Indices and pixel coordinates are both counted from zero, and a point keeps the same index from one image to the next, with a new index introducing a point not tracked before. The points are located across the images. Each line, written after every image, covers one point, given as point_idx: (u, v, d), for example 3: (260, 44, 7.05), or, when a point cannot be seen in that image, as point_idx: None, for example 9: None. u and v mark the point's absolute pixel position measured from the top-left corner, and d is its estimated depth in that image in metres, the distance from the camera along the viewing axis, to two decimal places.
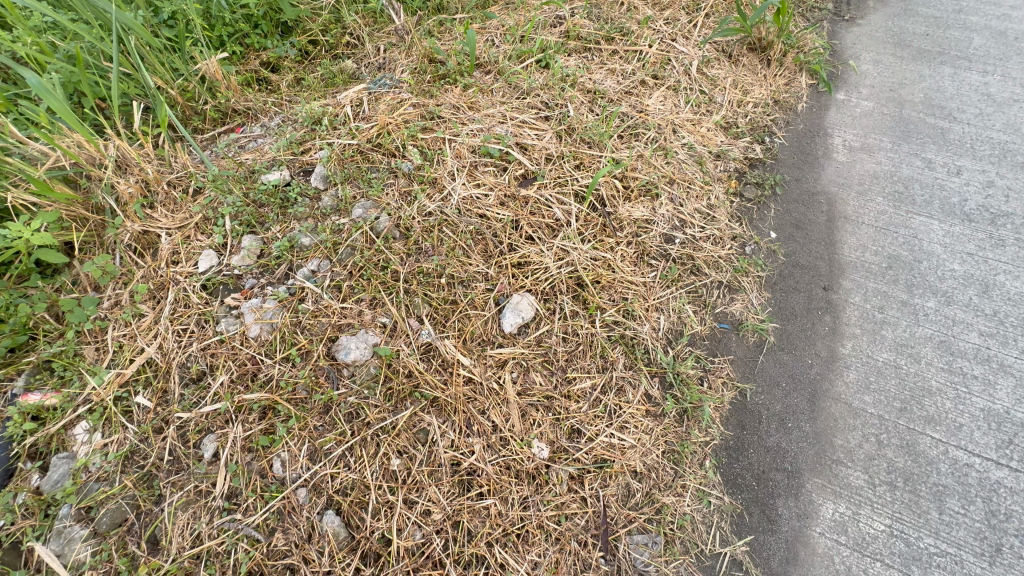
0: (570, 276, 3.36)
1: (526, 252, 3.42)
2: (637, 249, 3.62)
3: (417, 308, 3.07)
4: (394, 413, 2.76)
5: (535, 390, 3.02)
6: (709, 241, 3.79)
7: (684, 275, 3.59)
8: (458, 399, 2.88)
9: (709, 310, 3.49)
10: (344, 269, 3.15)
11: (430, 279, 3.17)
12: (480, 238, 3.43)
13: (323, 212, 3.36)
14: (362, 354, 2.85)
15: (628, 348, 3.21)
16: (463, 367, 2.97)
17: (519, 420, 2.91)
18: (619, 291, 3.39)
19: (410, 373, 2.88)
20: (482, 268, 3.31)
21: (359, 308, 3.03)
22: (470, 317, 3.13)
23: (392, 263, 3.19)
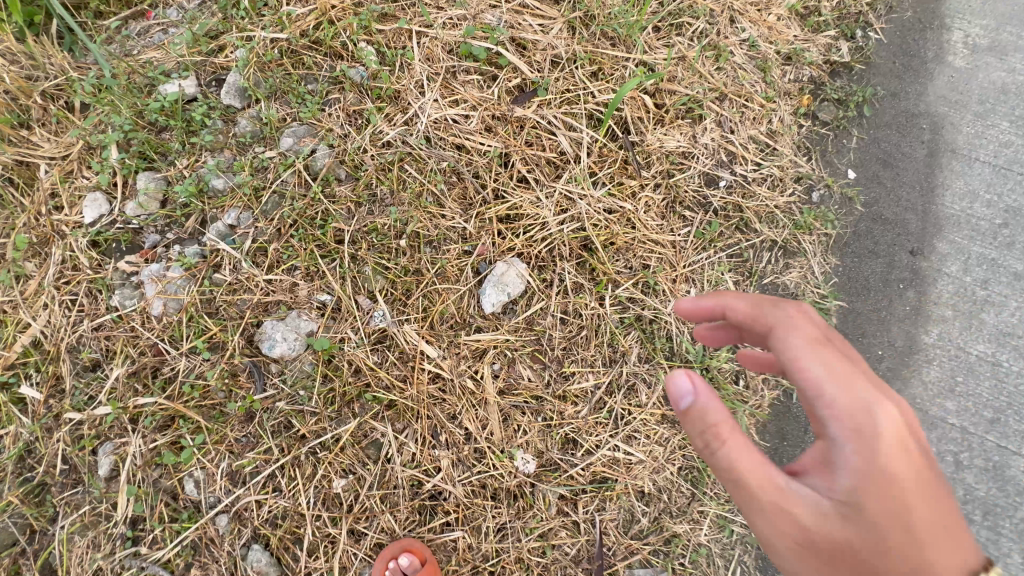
0: (575, 236, 2.53)
1: (518, 201, 2.55)
2: (666, 197, 2.73)
3: (369, 283, 2.33)
4: (336, 424, 2.17)
5: (521, 387, 2.36)
6: (765, 183, 2.83)
7: (726, 232, 2.72)
8: (421, 402, 2.25)
9: (754, 282, 2.68)
10: (270, 226, 2.35)
11: (386, 242, 2.38)
12: (456, 180, 2.54)
13: (242, 143, 2.47)
14: (292, 348, 2.18)
15: (645, 335, 2.47)
16: (429, 361, 2.30)
17: (499, 428, 2.30)
18: (638, 257, 2.57)
19: (358, 370, 2.23)
20: (458, 224, 2.48)
21: (289, 282, 2.29)
22: (440, 293, 2.38)
23: (333, 219, 2.38)
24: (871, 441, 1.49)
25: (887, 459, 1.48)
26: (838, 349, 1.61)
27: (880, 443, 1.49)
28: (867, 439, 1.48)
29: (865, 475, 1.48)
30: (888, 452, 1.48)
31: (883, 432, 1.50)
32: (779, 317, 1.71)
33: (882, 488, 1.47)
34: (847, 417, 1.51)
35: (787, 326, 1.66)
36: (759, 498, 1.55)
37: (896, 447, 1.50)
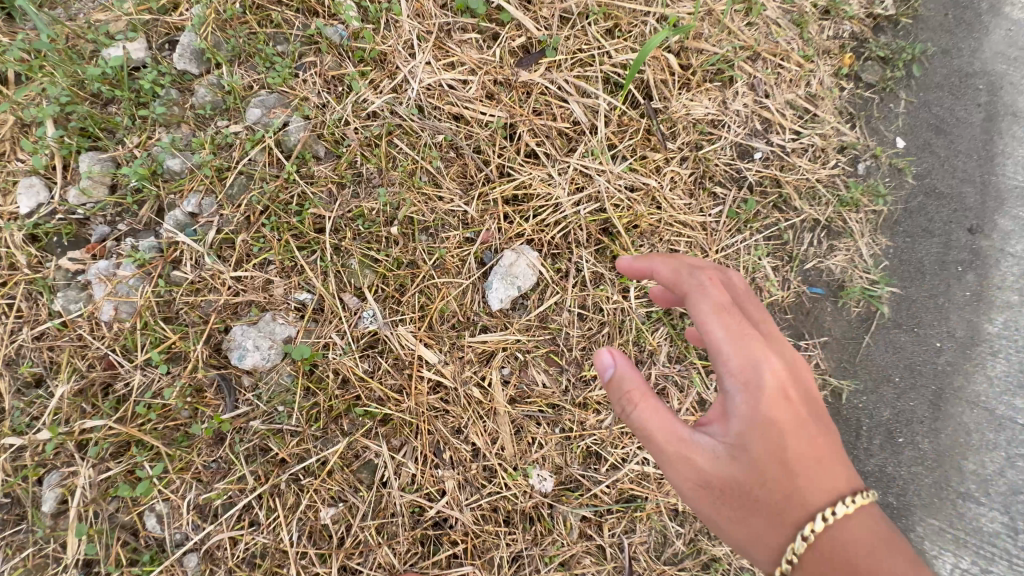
0: (593, 218, 2.19)
1: (526, 179, 2.21)
2: (694, 172, 2.39)
3: (355, 278, 1.99)
4: (321, 445, 1.86)
5: (535, 394, 2.06)
6: (805, 154, 2.49)
7: (763, 211, 2.39)
8: (420, 416, 1.95)
9: (796, 267, 2.36)
10: (237, 214, 1.99)
11: (374, 230, 2.04)
12: (454, 157, 2.20)
13: (201, 117, 2.09)
14: (267, 359, 1.85)
15: (676, 331, 2.15)
16: (429, 368, 1.99)
17: (511, 442, 2.01)
18: (665, 241, 2.27)
19: (346, 381, 1.92)
20: (457, 207, 2.15)
21: (262, 279, 1.95)
22: (439, 288, 2.06)
23: (311, 204, 2.03)
24: (761, 397, 1.45)
25: (774, 412, 1.46)
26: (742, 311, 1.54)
27: (767, 397, 1.46)
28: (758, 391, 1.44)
29: (751, 428, 1.45)
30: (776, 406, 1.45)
31: (768, 385, 1.46)
32: (686, 278, 1.61)
33: (768, 438, 1.45)
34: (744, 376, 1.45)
35: (694, 290, 1.57)
36: (659, 452, 1.52)
37: (781, 399, 1.48)
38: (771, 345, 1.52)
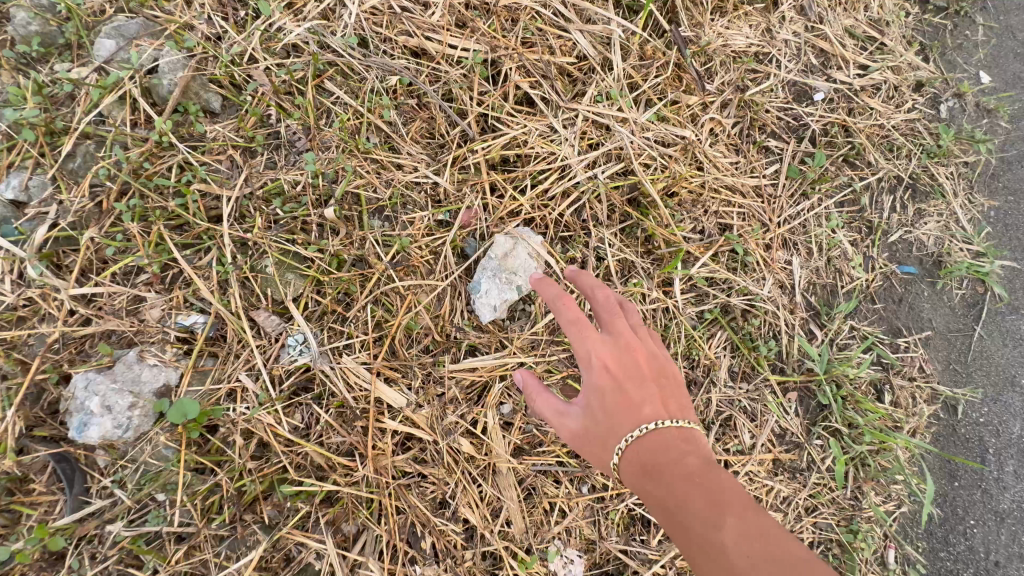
0: (617, 185, 1.56)
1: (519, 134, 1.57)
2: (739, 122, 1.80)
3: (273, 289, 1.32)
4: (227, 551, 1.20)
5: (550, 440, 1.44)
6: (878, 94, 1.91)
7: (832, 169, 1.81)
8: (383, 490, 1.31)
9: (879, 241, 1.78)
10: (81, 199, 1.28)
11: (299, 214, 1.36)
12: (416, 107, 1.54)
13: (22, 55, 1.34)
14: (130, 427, 1.15)
15: (739, 336, 1.55)
16: (393, 415, 1.34)
17: (520, 513, 1.39)
18: (712, 214, 1.65)
19: (266, 445, 1.27)
20: (423, 178, 1.50)
21: (125, 297, 1.27)
22: (402, 296, 1.41)
23: (198, 180, 1.33)
24: (603, 376, 1.15)
25: (627, 393, 1.14)
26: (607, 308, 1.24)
27: (614, 378, 1.15)
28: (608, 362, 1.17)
29: (597, 409, 1.14)
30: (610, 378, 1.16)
31: (611, 363, 1.17)
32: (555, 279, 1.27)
33: (621, 416, 1.12)
34: (586, 354, 1.18)
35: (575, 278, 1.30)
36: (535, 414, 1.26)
37: (627, 374, 1.16)
38: (612, 321, 1.22)
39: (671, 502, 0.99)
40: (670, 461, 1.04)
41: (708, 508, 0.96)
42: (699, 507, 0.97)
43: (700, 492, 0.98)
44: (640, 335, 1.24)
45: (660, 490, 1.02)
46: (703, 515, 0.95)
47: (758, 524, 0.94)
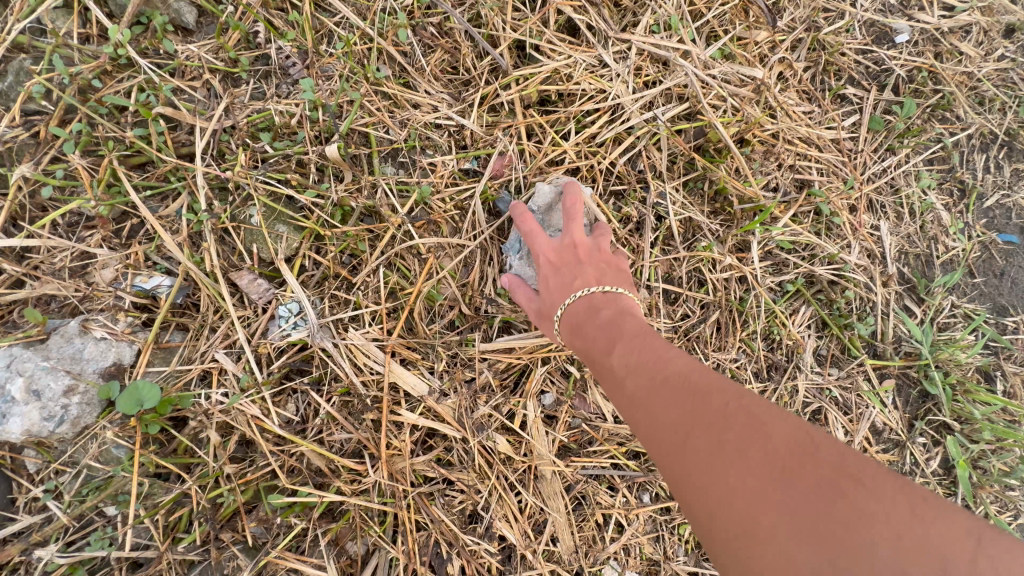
0: (679, 129, 1.30)
1: (562, 67, 1.29)
2: (811, 66, 1.52)
3: (261, 247, 1.04)
4: None
5: (603, 437, 1.17)
6: (966, 37, 1.64)
7: (919, 122, 1.55)
8: (398, 502, 1.03)
9: (974, 205, 1.53)
10: (10, 125, 0.99)
11: (293, 151, 1.08)
12: (436, 32, 1.25)
13: None
14: (64, 420, 0.86)
15: (826, 313, 1.29)
16: (410, 406, 1.07)
17: (569, 528, 1.12)
18: (789, 168, 1.38)
19: (250, 443, 0.99)
20: (445, 118, 1.22)
21: (68, 253, 0.98)
22: (421, 259, 1.14)
23: (163, 106, 1.05)
24: (545, 272, 1.05)
25: (566, 283, 1.01)
26: (575, 213, 1.09)
27: (556, 273, 1.03)
28: (557, 256, 1.05)
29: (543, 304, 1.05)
30: (551, 271, 1.04)
31: (555, 261, 1.05)
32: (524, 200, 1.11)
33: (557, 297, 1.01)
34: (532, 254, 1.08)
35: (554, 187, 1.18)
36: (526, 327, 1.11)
37: (569, 269, 1.03)
38: (567, 223, 1.08)
39: (587, 347, 0.90)
40: (589, 315, 0.94)
41: (609, 339, 0.86)
42: (601, 341, 0.87)
43: (608, 332, 0.88)
44: (597, 239, 1.10)
45: (580, 344, 0.93)
46: (602, 347, 0.86)
47: (660, 345, 0.80)
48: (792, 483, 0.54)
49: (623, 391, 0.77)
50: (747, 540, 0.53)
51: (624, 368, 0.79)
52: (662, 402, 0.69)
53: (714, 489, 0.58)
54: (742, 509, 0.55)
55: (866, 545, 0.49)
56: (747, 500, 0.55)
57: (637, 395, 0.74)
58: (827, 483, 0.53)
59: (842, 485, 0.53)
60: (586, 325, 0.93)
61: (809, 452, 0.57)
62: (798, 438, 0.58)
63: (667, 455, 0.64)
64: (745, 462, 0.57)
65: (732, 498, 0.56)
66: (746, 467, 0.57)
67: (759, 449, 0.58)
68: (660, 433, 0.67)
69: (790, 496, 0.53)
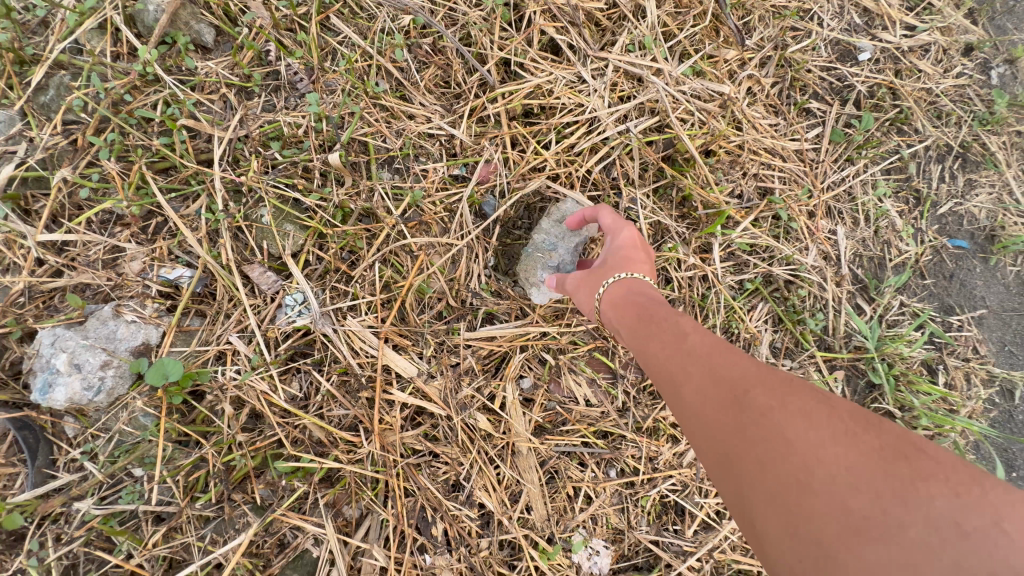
0: (650, 140, 1.43)
1: (544, 83, 1.42)
2: (778, 82, 1.64)
3: (272, 244, 1.18)
4: (213, 535, 1.06)
5: (574, 418, 1.30)
6: (926, 56, 1.76)
7: (878, 135, 1.67)
8: (389, 470, 1.16)
9: (928, 212, 1.65)
10: (52, 134, 1.12)
11: (300, 158, 1.21)
12: (430, 50, 1.38)
13: None
14: (99, 389, 1.00)
15: (781, 309, 1.43)
16: (402, 387, 1.20)
17: (542, 498, 1.25)
18: (753, 177, 1.51)
19: (259, 416, 1.12)
20: (437, 129, 1.35)
21: (101, 247, 1.11)
22: (413, 256, 1.26)
23: (186, 117, 1.18)
24: (625, 244, 1.10)
25: (642, 260, 1.07)
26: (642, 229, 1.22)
27: (636, 250, 1.09)
28: (636, 239, 1.12)
29: (604, 271, 1.07)
30: (631, 248, 1.09)
31: (637, 242, 1.11)
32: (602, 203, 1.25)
33: (628, 263, 1.05)
34: (611, 229, 1.15)
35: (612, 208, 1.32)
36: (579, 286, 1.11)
37: (645, 253, 1.10)
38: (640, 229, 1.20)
39: (642, 309, 0.93)
40: (648, 290, 0.99)
41: (667, 309, 0.90)
42: (655, 309, 0.91)
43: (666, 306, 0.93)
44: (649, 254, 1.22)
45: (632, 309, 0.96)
46: (662, 311, 0.90)
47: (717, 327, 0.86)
48: (854, 443, 0.61)
49: (677, 352, 0.81)
50: (801, 487, 0.60)
51: (685, 331, 0.83)
52: (724, 367, 0.74)
53: (774, 442, 0.63)
54: (802, 462, 0.61)
55: (919, 499, 0.56)
56: (809, 455, 0.61)
57: (701, 355, 0.78)
58: (888, 450, 0.61)
59: (904, 450, 0.61)
60: (645, 294, 0.97)
61: (870, 424, 0.64)
62: (859, 412, 0.66)
63: (724, 411, 0.69)
64: (808, 423, 0.64)
65: (796, 452, 0.62)
66: (808, 424, 0.64)
67: (823, 415, 0.65)
68: (718, 391, 0.72)
69: (849, 452, 0.61)
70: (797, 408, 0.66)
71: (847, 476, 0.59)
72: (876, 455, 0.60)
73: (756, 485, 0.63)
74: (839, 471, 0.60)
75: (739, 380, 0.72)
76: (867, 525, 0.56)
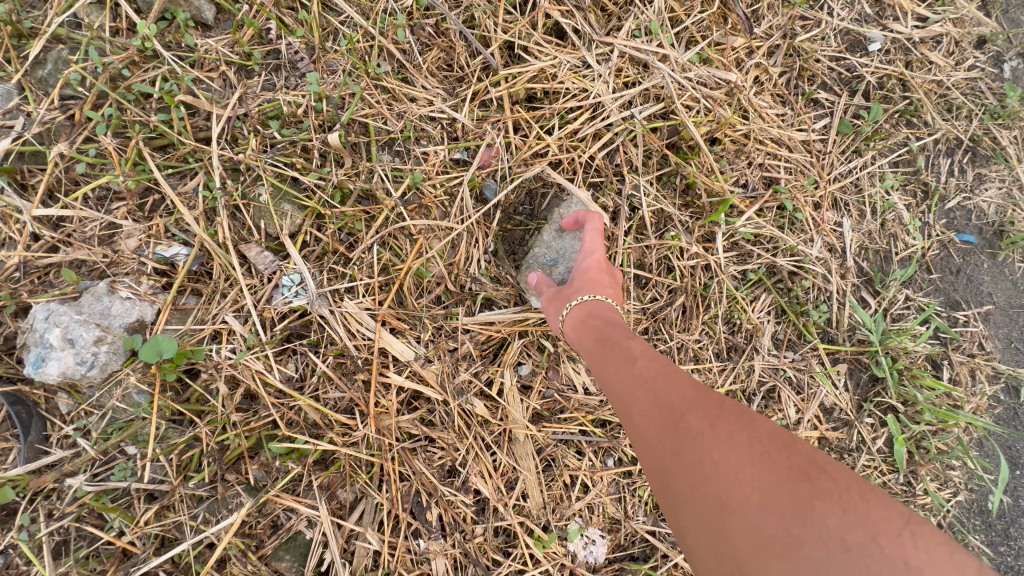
0: (655, 127, 1.41)
1: (548, 67, 1.40)
2: (786, 71, 1.62)
3: (269, 223, 1.16)
4: (206, 514, 1.05)
5: (572, 406, 1.29)
6: (937, 47, 1.73)
7: (887, 127, 1.64)
8: (384, 453, 1.15)
9: (936, 206, 1.62)
10: (50, 109, 1.11)
11: (299, 138, 1.20)
12: (433, 32, 1.36)
13: None
14: (91, 365, 0.99)
15: (784, 301, 1.42)
16: (398, 370, 1.19)
17: (538, 485, 1.24)
18: (758, 166, 1.48)
19: (254, 396, 1.11)
20: (439, 111, 1.33)
21: (97, 223, 1.10)
22: (412, 239, 1.25)
23: (185, 94, 1.17)
24: (593, 267, 1.15)
25: (605, 284, 1.12)
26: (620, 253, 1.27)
27: (602, 274, 1.14)
28: (603, 264, 1.16)
29: (569, 291, 1.13)
30: (598, 272, 1.14)
31: (605, 267, 1.16)
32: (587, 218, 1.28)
33: (597, 284, 1.11)
34: (586, 249, 1.18)
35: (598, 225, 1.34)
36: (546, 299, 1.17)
37: (610, 278, 1.14)
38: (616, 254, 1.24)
39: (599, 333, 0.97)
40: (607, 314, 1.04)
41: (622, 335, 0.94)
42: (615, 334, 0.95)
43: (621, 331, 0.97)
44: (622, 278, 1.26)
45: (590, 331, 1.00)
46: (615, 337, 0.94)
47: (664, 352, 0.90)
48: (770, 463, 0.65)
49: (626, 373, 0.84)
50: (719, 507, 0.63)
51: (635, 355, 0.87)
52: (666, 390, 0.77)
53: (702, 465, 0.66)
54: (726, 483, 0.64)
55: (817, 511, 0.59)
56: (732, 477, 0.64)
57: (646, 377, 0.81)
58: (803, 473, 0.64)
59: (810, 471, 0.64)
60: (604, 319, 1.01)
61: (786, 446, 0.68)
62: (777, 436, 0.70)
63: (661, 432, 0.71)
64: (733, 445, 0.67)
65: (716, 470, 0.65)
66: (730, 444, 0.67)
67: (749, 437, 0.68)
68: (657, 412, 0.74)
69: (764, 471, 0.64)
70: (726, 429, 0.69)
71: (762, 495, 0.62)
72: (792, 478, 0.63)
73: (683, 503, 0.66)
74: (754, 489, 0.62)
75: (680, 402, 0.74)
76: (776, 541, 0.58)
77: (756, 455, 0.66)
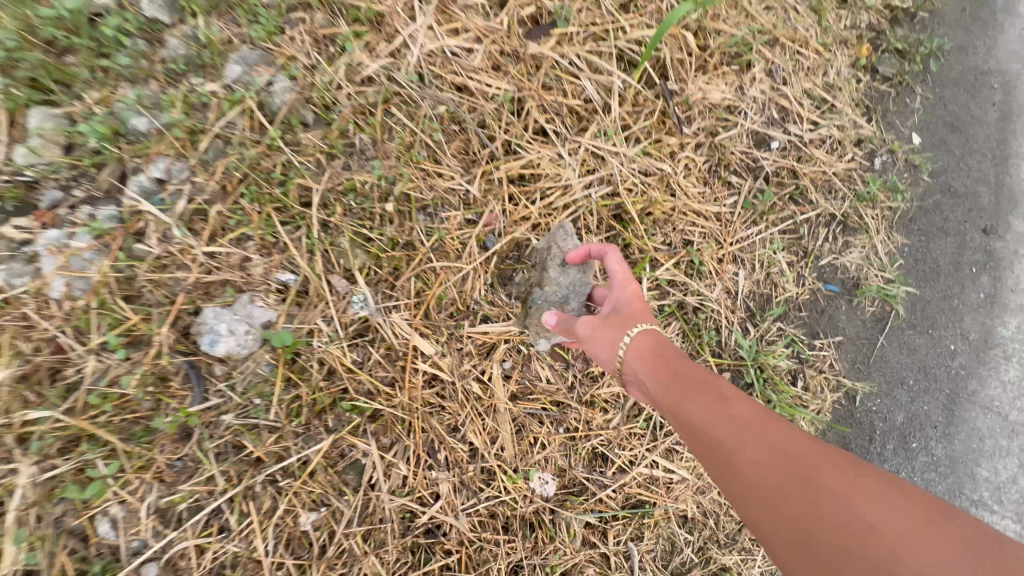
0: (605, 203, 2.05)
1: (535, 158, 2.03)
2: (710, 159, 2.21)
3: (346, 260, 1.80)
4: (303, 443, 1.69)
5: (538, 391, 1.92)
6: (823, 146, 2.33)
7: (780, 205, 2.27)
8: (413, 413, 1.78)
9: (810, 263, 2.25)
10: (211, 182, 1.70)
11: (367, 206, 1.83)
12: (457, 129, 1.96)
13: (171, 69, 1.67)
14: (242, 345, 1.65)
15: (687, 326, 2.07)
16: (424, 360, 1.82)
17: (512, 441, 1.87)
18: (679, 231, 2.11)
19: (332, 372, 1.74)
20: (458, 185, 1.96)
21: (239, 257, 1.71)
22: (437, 274, 1.88)
23: (298, 176, 1.78)
24: (627, 298, 1.58)
25: (637, 309, 1.55)
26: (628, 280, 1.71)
27: (635, 300, 1.57)
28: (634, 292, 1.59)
29: (617, 320, 1.52)
30: (631, 301, 1.57)
31: (635, 294, 1.59)
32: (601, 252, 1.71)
33: (641, 314, 1.52)
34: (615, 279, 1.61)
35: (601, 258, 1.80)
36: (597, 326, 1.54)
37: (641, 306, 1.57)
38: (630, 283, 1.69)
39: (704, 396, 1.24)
40: (682, 365, 1.36)
41: (724, 397, 1.23)
42: (720, 394, 1.23)
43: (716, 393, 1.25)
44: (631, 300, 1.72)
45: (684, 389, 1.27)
46: (716, 397, 1.22)
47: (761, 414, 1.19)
48: (898, 510, 0.95)
49: (753, 438, 1.11)
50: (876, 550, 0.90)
51: (746, 419, 1.15)
52: (795, 453, 1.05)
53: (855, 522, 0.94)
54: (876, 534, 0.92)
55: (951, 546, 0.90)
56: (880, 527, 0.92)
57: (770, 445, 1.09)
58: (927, 518, 0.94)
59: (923, 511, 0.96)
60: (685, 375, 1.31)
61: (909, 498, 0.98)
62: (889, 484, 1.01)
63: (808, 491, 0.99)
64: (870, 501, 0.96)
65: (864, 523, 0.93)
66: (869, 502, 0.96)
67: (876, 494, 0.98)
68: (794, 473, 1.02)
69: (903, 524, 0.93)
70: (859, 487, 0.98)
71: (900, 535, 0.91)
72: (919, 521, 0.93)
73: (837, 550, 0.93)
74: (894, 534, 0.92)
75: (805, 460, 1.04)
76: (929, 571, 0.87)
77: (888, 507, 0.95)
